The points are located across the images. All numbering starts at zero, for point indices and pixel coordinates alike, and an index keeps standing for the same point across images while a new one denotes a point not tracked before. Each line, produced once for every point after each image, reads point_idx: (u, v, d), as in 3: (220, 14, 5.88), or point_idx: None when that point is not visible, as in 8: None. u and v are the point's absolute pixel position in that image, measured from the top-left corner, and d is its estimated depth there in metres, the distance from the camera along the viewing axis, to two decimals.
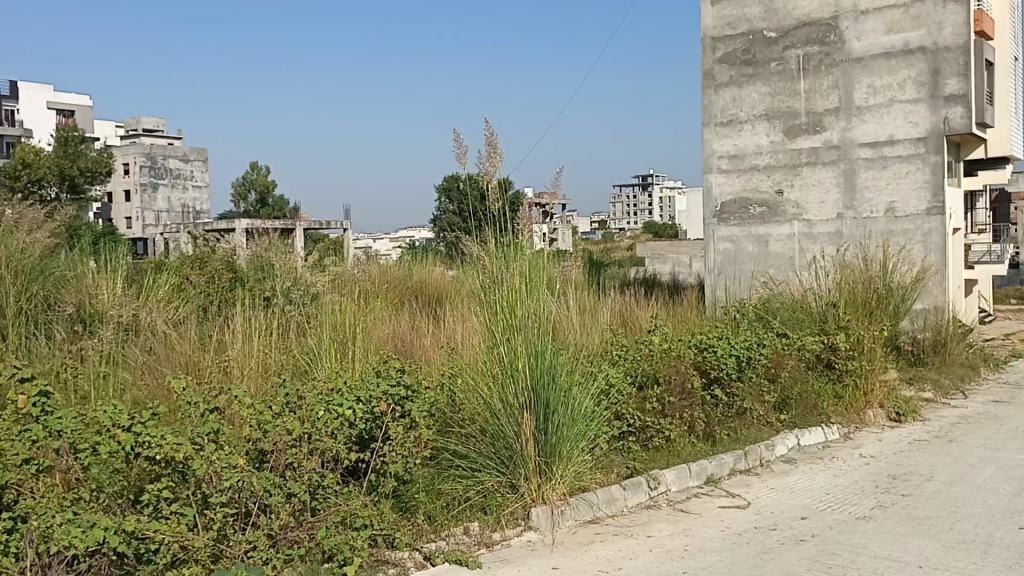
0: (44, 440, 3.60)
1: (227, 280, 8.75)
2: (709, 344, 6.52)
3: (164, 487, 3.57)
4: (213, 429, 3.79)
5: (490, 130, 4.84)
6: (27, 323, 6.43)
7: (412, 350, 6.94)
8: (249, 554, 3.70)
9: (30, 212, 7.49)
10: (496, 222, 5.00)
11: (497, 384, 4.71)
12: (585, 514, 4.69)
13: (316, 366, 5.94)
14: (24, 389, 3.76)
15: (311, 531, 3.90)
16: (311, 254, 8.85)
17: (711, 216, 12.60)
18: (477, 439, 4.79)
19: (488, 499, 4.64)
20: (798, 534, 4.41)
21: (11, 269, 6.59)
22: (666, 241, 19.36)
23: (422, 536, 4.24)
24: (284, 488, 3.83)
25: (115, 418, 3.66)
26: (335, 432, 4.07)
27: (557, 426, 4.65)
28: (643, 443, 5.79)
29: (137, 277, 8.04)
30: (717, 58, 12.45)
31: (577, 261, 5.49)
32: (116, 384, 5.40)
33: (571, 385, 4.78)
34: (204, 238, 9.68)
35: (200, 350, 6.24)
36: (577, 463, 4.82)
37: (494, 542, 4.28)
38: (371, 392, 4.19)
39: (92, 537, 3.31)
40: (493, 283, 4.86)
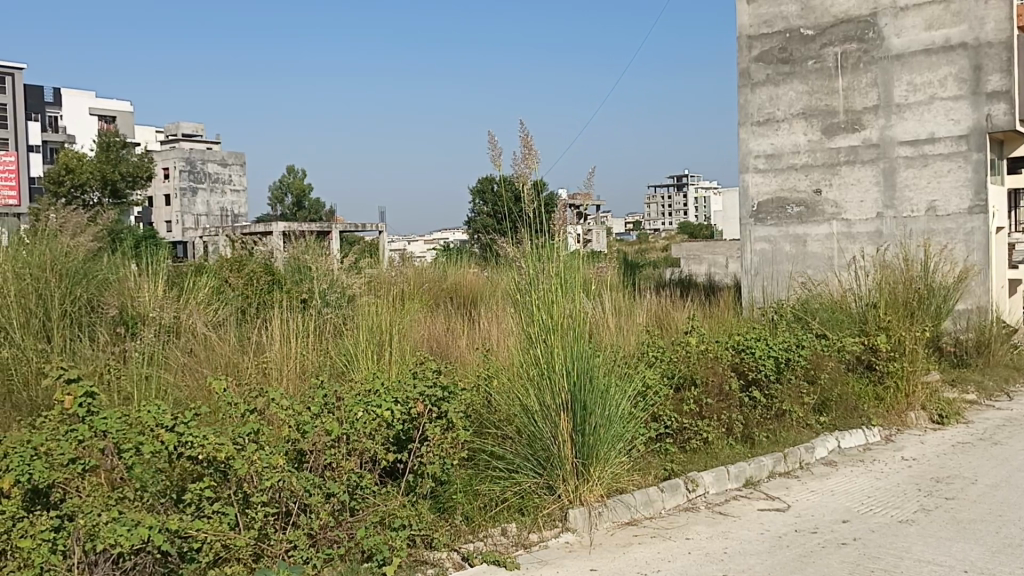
0: (90, 439, 3.64)
1: (265, 282, 8.85)
2: (747, 345, 6.46)
3: (206, 486, 3.65)
4: (254, 429, 3.84)
5: (524, 131, 4.85)
6: (71, 325, 6.56)
7: (448, 352, 6.96)
8: (289, 554, 3.74)
9: (74, 216, 7.63)
10: (531, 223, 5.02)
11: (534, 385, 4.71)
12: (623, 516, 4.67)
13: (353, 368, 6.00)
14: (70, 389, 3.83)
15: (350, 531, 3.93)
16: (347, 256, 8.96)
17: (748, 216, 11.85)
18: (514, 440, 4.80)
19: (525, 500, 4.64)
20: (840, 538, 4.35)
21: (56, 272, 6.73)
22: (701, 241, 19.23)
23: (460, 537, 4.25)
24: (324, 488, 3.88)
25: (158, 419, 3.74)
26: (373, 433, 4.10)
27: (594, 427, 4.63)
28: (681, 444, 5.77)
29: (178, 279, 8.17)
30: (753, 57, 11.83)
31: (613, 262, 5.47)
32: (158, 385, 5.49)
33: (608, 387, 4.76)
34: (243, 242, 9.80)
35: (239, 351, 6.31)
36: (614, 464, 4.79)
37: (531, 543, 4.27)
38: (408, 393, 4.22)
39: (137, 536, 3.35)
40: (528, 284, 4.85)
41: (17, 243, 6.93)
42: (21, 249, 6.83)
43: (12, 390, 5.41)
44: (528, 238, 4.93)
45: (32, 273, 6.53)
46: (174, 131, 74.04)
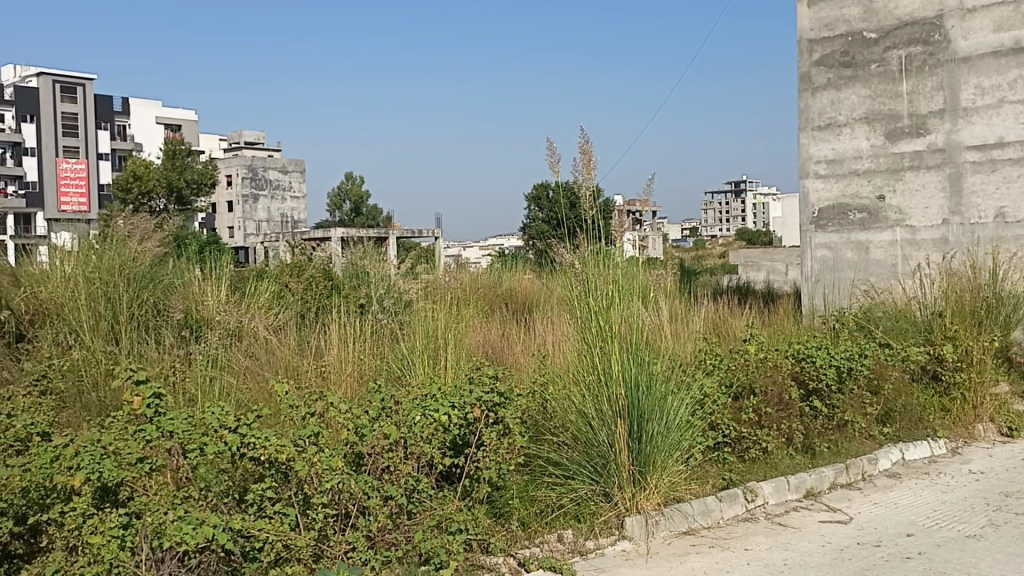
0: (157, 439, 3.78)
1: (323, 287, 8.98)
2: (808, 354, 6.37)
3: (267, 487, 3.76)
4: (313, 431, 3.91)
5: (584, 138, 4.85)
6: (139, 328, 6.73)
7: (503, 358, 6.97)
8: (349, 555, 3.76)
9: (141, 222, 7.86)
10: (589, 230, 5.03)
11: (590, 393, 4.71)
12: (680, 524, 4.62)
13: (410, 373, 6.06)
14: (139, 390, 3.96)
15: (408, 534, 3.94)
16: (404, 262, 9.09)
17: (807, 223, 11.23)
18: (570, 447, 4.79)
19: (582, 506, 4.63)
20: (904, 552, 4.25)
21: (124, 277, 6.93)
22: (761, 248, 18.93)
23: (516, 542, 4.25)
24: (382, 491, 3.92)
25: (223, 420, 3.83)
26: (430, 437, 4.13)
27: (651, 435, 4.59)
28: (739, 454, 5.71)
29: (240, 283, 8.35)
30: (813, 61, 11.14)
31: (670, 270, 5.43)
32: (221, 387, 5.62)
33: (665, 395, 4.72)
34: (302, 247, 10.00)
35: (298, 355, 6.40)
36: (672, 473, 4.74)
37: (588, 551, 4.25)
38: (464, 399, 4.27)
39: (201, 534, 3.43)
40: (585, 290, 4.83)
41: (88, 249, 7.17)
42: (91, 255, 7.05)
43: (82, 390, 5.56)
44: (590, 244, 4.93)
45: (100, 278, 6.75)
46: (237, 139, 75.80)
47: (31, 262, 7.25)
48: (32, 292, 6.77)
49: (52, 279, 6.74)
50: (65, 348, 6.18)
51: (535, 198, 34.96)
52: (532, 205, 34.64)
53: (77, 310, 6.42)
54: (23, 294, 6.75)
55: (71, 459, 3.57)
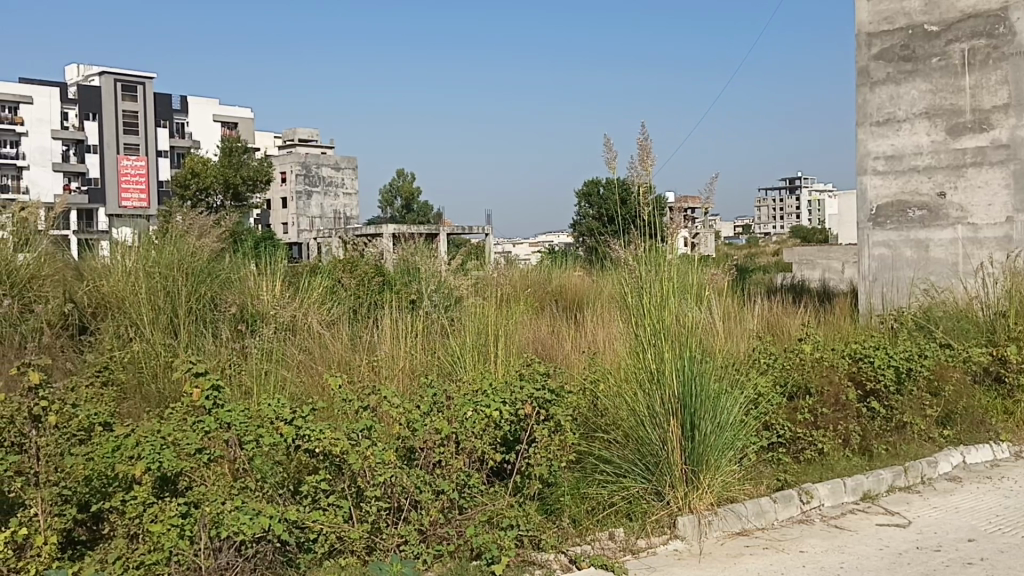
0: (216, 431, 3.84)
1: (375, 283, 9.06)
2: (865, 354, 6.29)
3: (322, 479, 3.80)
4: (367, 425, 3.94)
5: (641, 134, 4.82)
6: (197, 321, 6.87)
7: (554, 355, 6.95)
8: (401, 548, 3.80)
9: (199, 218, 8.01)
10: (644, 228, 5.01)
11: (642, 390, 4.67)
12: (734, 525, 4.57)
13: (461, 368, 6.09)
14: (198, 381, 4.00)
15: (459, 528, 3.95)
16: (455, 259, 9.14)
17: (864, 220, 10.94)
18: (621, 445, 4.78)
19: (634, 505, 4.59)
20: (966, 557, 4.14)
21: (183, 272, 7.07)
22: (817, 246, 18.59)
23: (567, 539, 4.23)
24: (433, 485, 3.94)
25: (279, 411, 3.88)
26: (481, 432, 4.15)
27: (704, 434, 4.54)
28: (794, 454, 5.63)
29: (294, 279, 8.47)
30: (872, 55, 10.88)
31: (725, 269, 5.36)
32: (276, 380, 5.71)
33: (718, 394, 4.66)
34: (354, 243, 10.10)
35: (351, 349, 6.47)
36: (725, 472, 4.69)
37: (640, 549, 4.22)
38: (516, 395, 4.25)
39: (259, 525, 3.51)
40: (638, 287, 4.79)
41: (148, 244, 7.33)
42: (151, 249, 7.21)
43: (141, 382, 5.70)
44: (643, 242, 4.89)
45: (159, 272, 6.91)
46: (291, 136, 76.87)
47: (94, 256, 7.44)
48: (94, 286, 6.95)
49: (113, 274, 6.91)
50: (126, 340, 6.33)
51: (585, 195, 34.83)
52: (583, 202, 34.56)
53: (137, 304, 6.58)
54: (86, 288, 6.94)
55: (132, 449, 3.66)
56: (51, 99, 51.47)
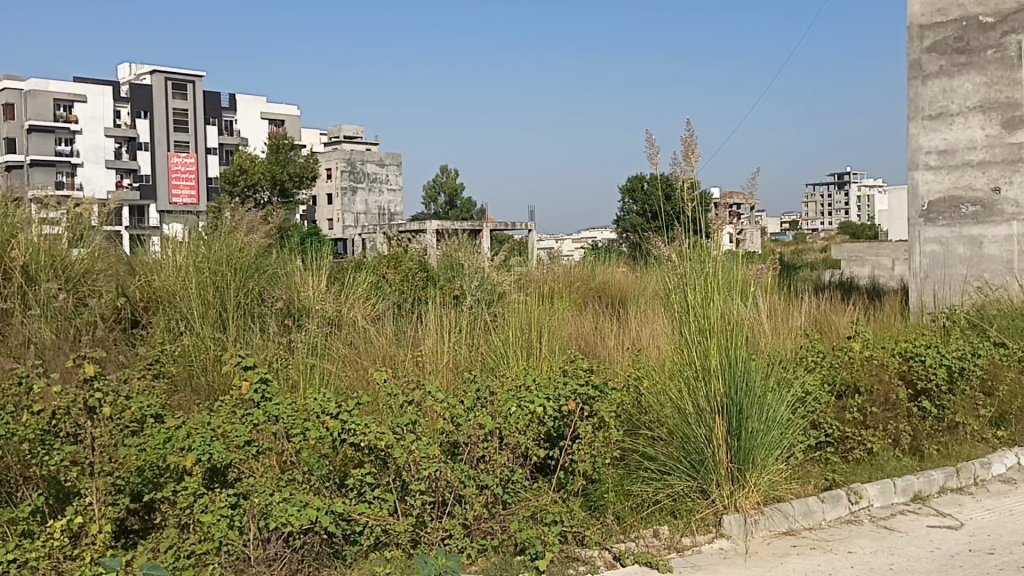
0: (264, 423, 3.90)
1: (420, 279, 9.11)
2: (916, 352, 6.16)
3: (367, 473, 3.87)
4: (412, 420, 3.98)
5: (687, 130, 4.77)
6: (245, 316, 6.98)
7: (597, 351, 6.94)
8: (446, 542, 3.82)
9: (247, 215, 8.13)
10: (689, 224, 4.97)
11: (687, 387, 4.64)
12: (780, 525, 4.52)
13: (504, 363, 6.11)
14: (247, 375, 4.04)
15: (504, 523, 3.97)
16: (497, 254, 9.19)
17: (916, 216, 10.70)
18: (666, 442, 4.75)
19: (678, 503, 4.57)
20: (1020, 561, 4.04)
21: (231, 267, 7.19)
22: (865, 241, 18.27)
23: (612, 537, 4.21)
24: (478, 480, 3.95)
25: (324, 405, 3.92)
26: (525, 428, 4.14)
27: (751, 432, 4.49)
28: (842, 454, 5.55)
29: (339, 274, 8.56)
30: (924, 48, 10.63)
31: (772, 265, 5.29)
32: (322, 374, 5.77)
33: (765, 392, 4.61)
34: (398, 239, 10.17)
35: (395, 344, 6.52)
36: (772, 471, 4.64)
37: (684, 547, 4.19)
38: (559, 391, 4.23)
39: (306, 516, 3.57)
40: (682, 285, 4.76)
41: (197, 239, 7.47)
42: (200, 245, 7.34)
43: (191, 375, 5.80)
44: (686, 238, 4.85)
45: (209, 268, 7.03)
46: (336, 133, 77.63)
47: (145, 252, 7.61)
48: (146, 281, 7.10)
49: (164, 269, 7.05)
50: (177, 334, 6.45)
51: (629, 191, 34.68)
52: (626, 198, 34.45)
53: (187, 299, 6.71)
54: (138, 283, 7.10)
55: (183, 440, 3.75)
56: (104, 97, 52.72)
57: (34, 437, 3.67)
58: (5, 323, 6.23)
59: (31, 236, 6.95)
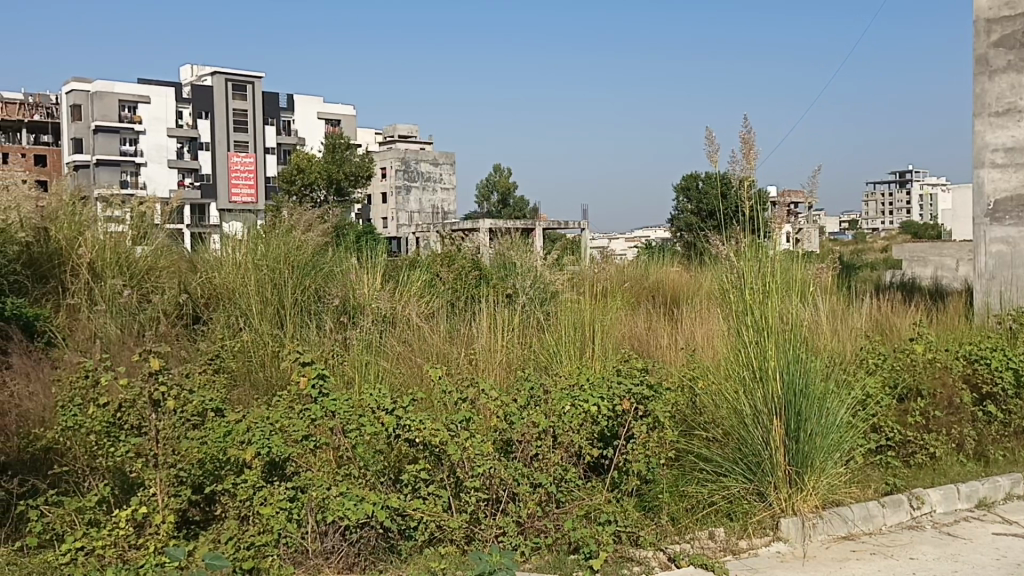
0: (321, 418, 3.94)
1: (473, 277, 9.15)
2: (981, 355, 5.98)
3: (421, 469, 3.90)
4: (466, 417, 4.02)
5: (745, 127, 4.71)
6: (302, 313, 7.06)
7: (650, 351, 6.88)
8: (500, 539, 3.84)
9: (305, 213, 8.27)
10: (747, 223, 4.90)
11: (744, 388, 4.56)
12: (839, 529, 4.44)
13: (557, 362, 6.11)
14: (305, 371, 4.12)
15: (557, 522, 3.97)
16: (550, 254, 9.19)
17: (981, 216, 10.39)
18: (722, 443, 4.68)
19: (735, 505, 4.50)
20: None
21: (289, 265, 7.31)
22: (928, 241, 17.80)
23: (666, 538, 4.18)
24: (531, 479, 3.95)
25: (380, 401, 4.00)
26: (580, 427, 4.13)
27: (809, 435, 4.43)
28: (904, 458, 5.43)
29: (394, 272, 8.65)
30: (991, 43, 10.32)
31: (831, 265, 5.19)
32: (377, 370, 5.83)
33: (825, 394, 4.54)
34: (451, 237, 10.20)
35: (449, 342, 6.56)
36: (832, 475, 4.55)
37: (740, 550, 4.15)
38: (614, 391, 4.20)
39: (362, 510, 3.64)
40: (740, 284, 4.69)
41: (256, 237, 7.62)
42: (260, 243, 7.50)
43: (250, 370, 5.93)
44: (744, 237, 4.79)
45: (267, 265, 7.17)
46: (391, 132, 78.34)
47: (206, 249, 7.79)
48: (207, 278, 7.27)
49: (224, 267, 7.23)
50: (236, 330, 6.59)
51: (684, 189, 34.33)
52: (681, 198, 34.21)
53: (247, 295, 6.86)
54: (199, 280, 7.28)
55: (243, 434, 3.83)
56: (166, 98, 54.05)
57: (100, 429, 3.79)
58: (73, 319, 6.45)
59: (97, 236, 7.23)
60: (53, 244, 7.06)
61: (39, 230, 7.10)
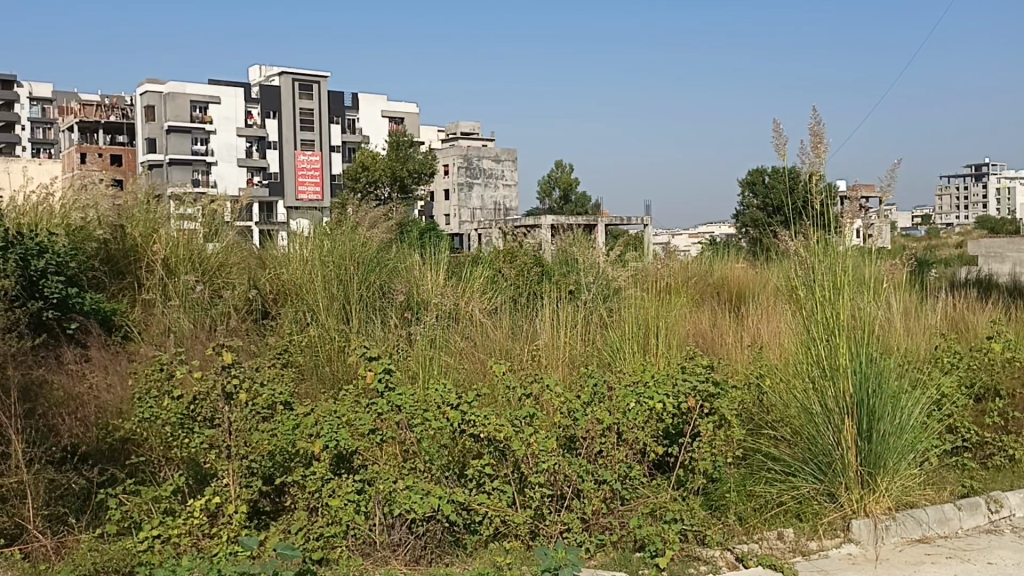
0: (388, 412, 3.99)
1: (535, 273, 9.15)
2: None
3: (486, 464, 3.91)
4: (529, 413, 4.03)
5: (815, 118, 4.62)
6: (367, 309, 7.14)
7: (715, 348, 6.79)
8: (564, 535, 3.84)
9: (369, 211, 8.39)
10: (816, 219, 4.80)
11: (814, 386, 4.46)
12: (913, 531, 4.32)
13: (619, 359, 6.08)
14: (371, 365, 4.16)
15: (622, 519, 3.96)
16: (612, 250, 9.14)
17: None
18: (790, 443, 4.59)
19: (804, 505, 4.42)
20: None
21: (355, 262, 7.42)
22: (1005, 238, 17.20)
23: (734, 537, 4.13)
24: (595, 475, 3.95)
25: (445, 397, 4.02)
26: (644, 425, 4.09)
27: (882, 435, 4.33)
28: (981, 460, 5.27)
29: (456, 268, 8.70)
30: None
31: (903, 261, 5.05)
32: (440, 365, 5.86)
33: (898, 394, 4.44)
34: (513, 233, 10.20)
35: (512, 338, 6.57)
36: (904, 476, 4.45)
37: (810, 551, 4.06)
38: (680, 388, 4.15)
39: (428, 504, 3.68)
40: (809, 281, 4.60)
41: (322, 234, 7.75)
42: (326, 240, 7.63)
43: (317, 365, 6.03)
44: (813, 233, 4.71)
45: (333, 261, 7.30)
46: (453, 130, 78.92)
47: (274, 245, 7.95)
48: (275, 274, 7.42)
49: (292, 263, 7.37)
50: (303, 325, 6.73)
51: (750, 185, 33.81)
52: (747, 194, 33.70)
53: (314, 291, 6.98)
54: (268, 276, 7.44)
55: (311, 427, 3.89)
56: (235, 98, 55.27)
57: (174, 421, 3.89)
58: (147, 314, 6.64)
59: (170, 233, 7.44)
60: (129, 241, 7.27)
61: (115, 228, 7.33)
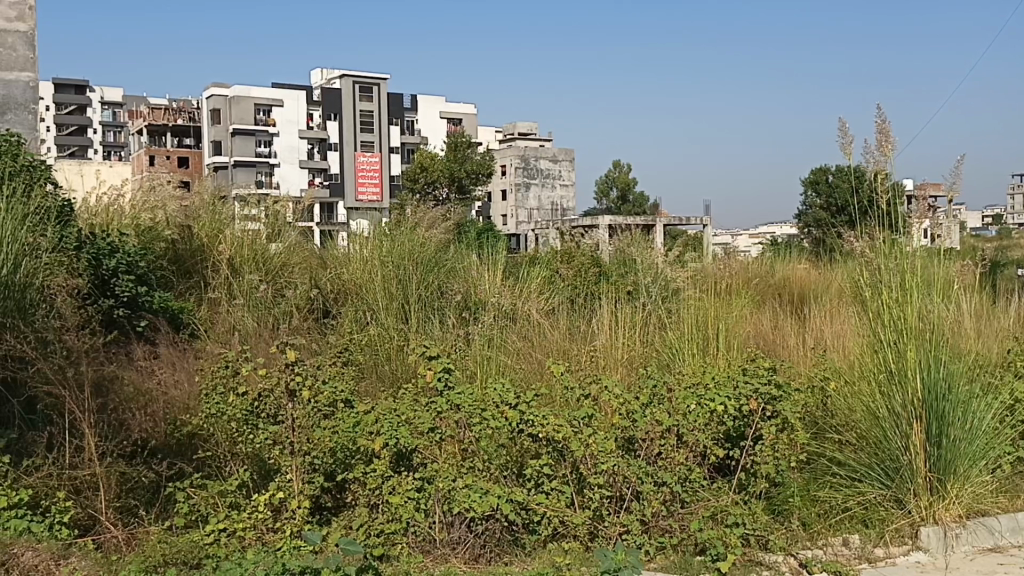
0: (446, 411, 4.05)
1: (593, 274, 9.11)
2: None
3: (544, 464, 3.91)
4: (588, 414, 4.01)
5: (881, 115, 4.51)
6: (425, 307, 7.19)
7: (776, 350, 6.68)
8: (623, 537, 3.83)
9: (428, 212, 8.47)
10: (883, 219, 4.69)
11: (881, 390, 4.35)
12: (985, 540, 4.18)
13: (679, 359, 6.02)
14: (431, 364, 4.19)
15: (682, 522, 3.90)
16: (671, 251, 9.07)
17: None
18: (855, 447, 4.50)
19: (870, 511, 4.33)
20: None
21: (414, 262, 7.49)
22: None
23: (798, 542, 4.07)
24: (655, 477, 3.92)
25: (504, 396, 4.03)
26: (705, 426, 4.06)
27: (952, 442, 4.20)
28: None
29: (514, 268, 8.71)
30: None
31: (971, 262, 4.91)
32: (498, 365, 5.86)
33: (969, 399, 4.31)
34: (571, 234, 10.18)
35: (569, 338, 6.57)
36: (976, 483, 4.31)
37: (877, 558, 3.97)
38: (741, 391, 4.09)
39: (487, 503, 3.72)
40: (875, 282, 4.49)
41: (381, 234, 7.83)
42: (386, 240, 7.72)
43: (377, 363, 6.09)
44: (879, 233, 4.62)
45: (392, 261, 7.38)
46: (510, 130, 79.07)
47: (335, 245, 8.07)
48: (336, 274, 7.52)
49: (352, 263, 7.47)
50: (364, 324, 6.80)
51: (812, 184, 33.19)
52: (809, 193, 33.10)
53: (373, 291, 7.08)
54: (329, 275, 7.54)
55: (372, 425, 3.94)
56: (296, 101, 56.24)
57: (240, 416, 3.98)
58: (213, 312, 6.79)
59: (235, 233, 7.63)
60: (196, 241, 7.46)
61: (183, 228, 7.52)
